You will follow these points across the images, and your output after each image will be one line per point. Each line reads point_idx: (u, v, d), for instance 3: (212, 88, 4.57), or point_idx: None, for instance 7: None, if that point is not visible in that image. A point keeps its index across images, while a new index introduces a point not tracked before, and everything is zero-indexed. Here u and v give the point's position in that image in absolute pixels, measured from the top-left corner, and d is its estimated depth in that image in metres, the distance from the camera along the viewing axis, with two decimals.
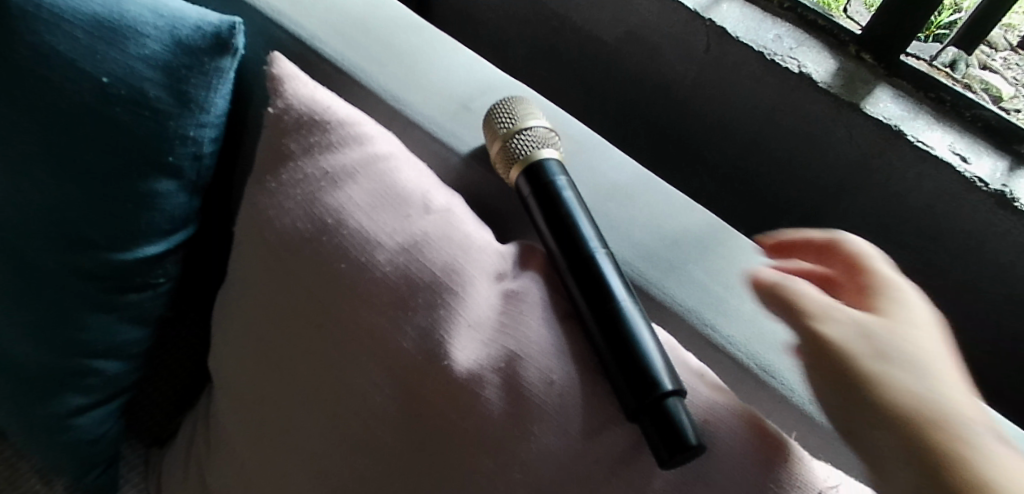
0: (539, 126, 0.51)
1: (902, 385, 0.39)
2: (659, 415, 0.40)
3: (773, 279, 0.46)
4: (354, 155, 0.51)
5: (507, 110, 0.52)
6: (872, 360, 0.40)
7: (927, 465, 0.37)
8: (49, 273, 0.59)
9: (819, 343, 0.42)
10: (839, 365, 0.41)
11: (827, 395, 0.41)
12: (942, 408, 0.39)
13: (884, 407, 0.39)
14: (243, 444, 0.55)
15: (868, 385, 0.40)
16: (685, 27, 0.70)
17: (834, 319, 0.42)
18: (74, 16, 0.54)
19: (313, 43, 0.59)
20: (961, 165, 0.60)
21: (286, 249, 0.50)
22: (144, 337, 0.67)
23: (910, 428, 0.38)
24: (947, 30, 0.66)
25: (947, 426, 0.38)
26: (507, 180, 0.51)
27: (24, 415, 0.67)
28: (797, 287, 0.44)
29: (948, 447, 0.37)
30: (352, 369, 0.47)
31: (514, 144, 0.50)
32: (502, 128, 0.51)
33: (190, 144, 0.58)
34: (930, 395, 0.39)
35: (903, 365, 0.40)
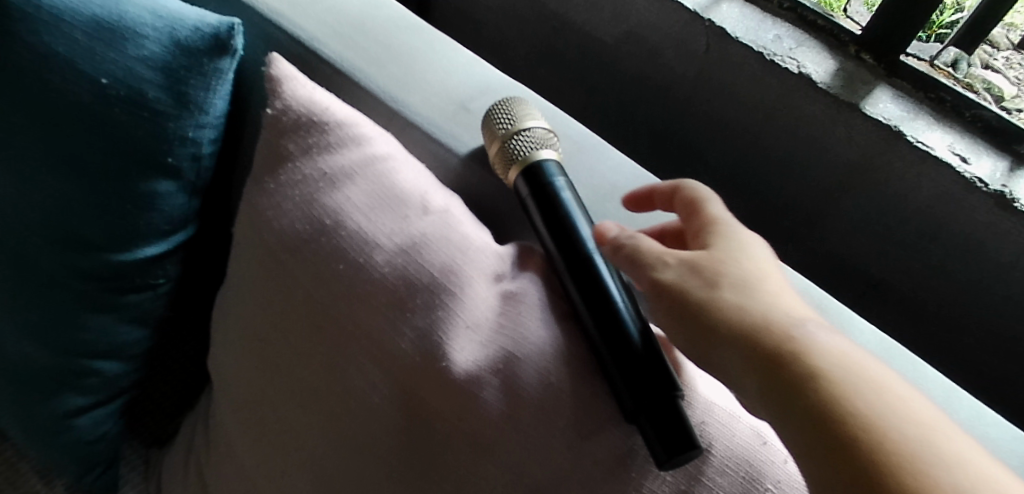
0: (537, 126, 0.51)
1: (733, 304, 0.39)
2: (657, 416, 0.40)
3: (612, 232, 0.44)
4: (352, 156, 0.51)
5: (505, 110, 0.52)
6: (714, 291, 0.39)
7: (771, 379, 0.36)
8: (49, 273, 0.59)
9: (661, 288, 0.40)
10: (684, 305, 0.39)
11: (676, 332, 0.40)
12: (772, 318, 0.38)
13: (721, 331, 0.38)
14: (242, 446, 0.55)
15: (703, 314, 0.39)
16: (685, 28, 0.70)
17: (669, 261, 0.41)
18: (73, 17, 0.54)
19: (312, 44, 0.59)
20: (961, 165, 0.60)
21: (284, 250, 0.50)
22: (144, 338, 0.67)
23: (757, 353, 0.37)
24: (949, 29, 0.66)
25: (780, 332, 0.37)
26: (506, 180, 0.51)
27: (25, 415, 0.67)
28: (625, 238, 0.43)
29: (784, 355, 0.36)
30: (348, 370, 0.47)
31: (511, 145, 0.50)
32: (501, 129, 0.51)
33: (189, 145, 0.58)
34: (761, 308, 0.38)
35: (732, 283, 0.40)
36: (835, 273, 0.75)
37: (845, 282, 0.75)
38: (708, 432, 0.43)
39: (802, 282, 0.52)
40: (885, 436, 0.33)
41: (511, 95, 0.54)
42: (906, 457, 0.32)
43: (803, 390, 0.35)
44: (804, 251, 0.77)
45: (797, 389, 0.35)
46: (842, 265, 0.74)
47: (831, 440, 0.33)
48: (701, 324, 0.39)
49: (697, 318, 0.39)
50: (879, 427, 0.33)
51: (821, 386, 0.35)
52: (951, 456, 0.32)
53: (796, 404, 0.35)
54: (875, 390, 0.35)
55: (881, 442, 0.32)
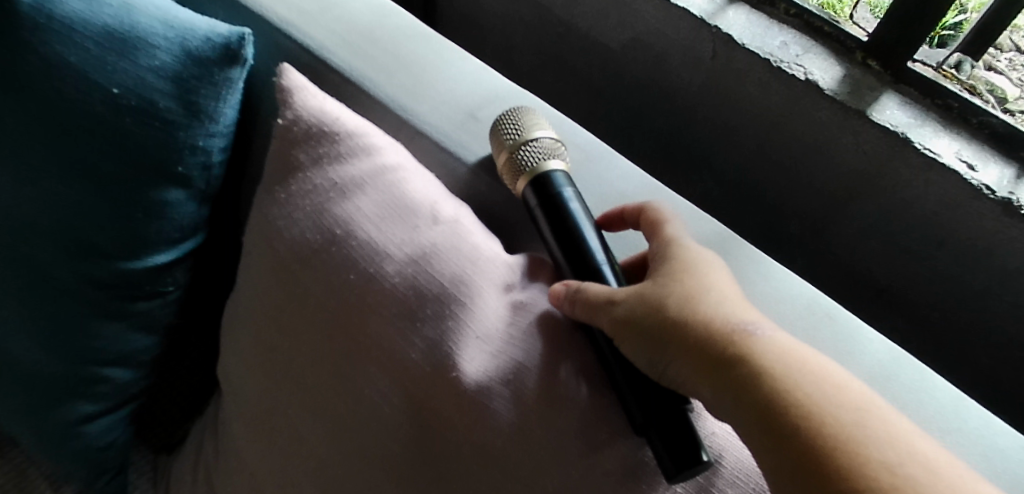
0: (545, 137, 0.51)
1: (678, 320, 0.40)
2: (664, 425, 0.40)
3: (561, 289, 0.45)
4: (363, 166, 0.51)
5: (513, 121, 0.52)
6: (665, 321, 0.40)
7: (721, 389, 0.38)
8: (61, 281, 0.60)
9: (621, 326, 0.42)
10: (645, 341, 0.41)
11: (636, 359, 0.42)
12: (714, 327, 0.39)
13: (671, 351, 0.40)
14: (252, 455, 0.55)
15: (657, 340, 0.40)
16: (691, 35, 0.70)
17: (620, 300, 0.42)
18: (85, 28, 0.55)
19: (321, 52, 0.59)
20: (967, 173, 0.60)
21: (295, 260, 0.50)
22: (153, 345, 0.67)
23: (715, 379, 0.38)
24: (953, 31, 0.66)
25: (721, 341, 0.38)
26: (514, 190, 0.51)
27: (35, 421, 0.68)
28: (573, 285, 0.44)
29: (727, 364, 0.38)
30: (358, 380, 0.47)
31: (520, 155, 0.50)
32: (509, 140, 0.51)
33: (199, 154, 0.58)
34: (703, 316, 0.40)
35: (675, 297, 0.41)
36: (842, 279, 0.75)
37: (852, 289, 0.75)
38: (716, 444, 0.43)
39: (811, 290, 0.52)
40: (837, 438, 0.34)
41: (519, 105, 0.54)
42: (845, 444, 0.34)
43: (749, 395, 0.37)
44: (811, 257, 0.77)
45: (743, 395, 0.37)
46: (849, 271, 0.74)
47: (794, 455, 0.35)
48: (656, 348, 0.40)
49: (651, 343, 0.40)
50: (820, 417, 0.35)
51: (764, 388, 0.36)
52: (886, 434, 0.35)
53: (758, 425, 0.36)
54: (812, 380, 0.37)
55: (821, 433, 0.35)
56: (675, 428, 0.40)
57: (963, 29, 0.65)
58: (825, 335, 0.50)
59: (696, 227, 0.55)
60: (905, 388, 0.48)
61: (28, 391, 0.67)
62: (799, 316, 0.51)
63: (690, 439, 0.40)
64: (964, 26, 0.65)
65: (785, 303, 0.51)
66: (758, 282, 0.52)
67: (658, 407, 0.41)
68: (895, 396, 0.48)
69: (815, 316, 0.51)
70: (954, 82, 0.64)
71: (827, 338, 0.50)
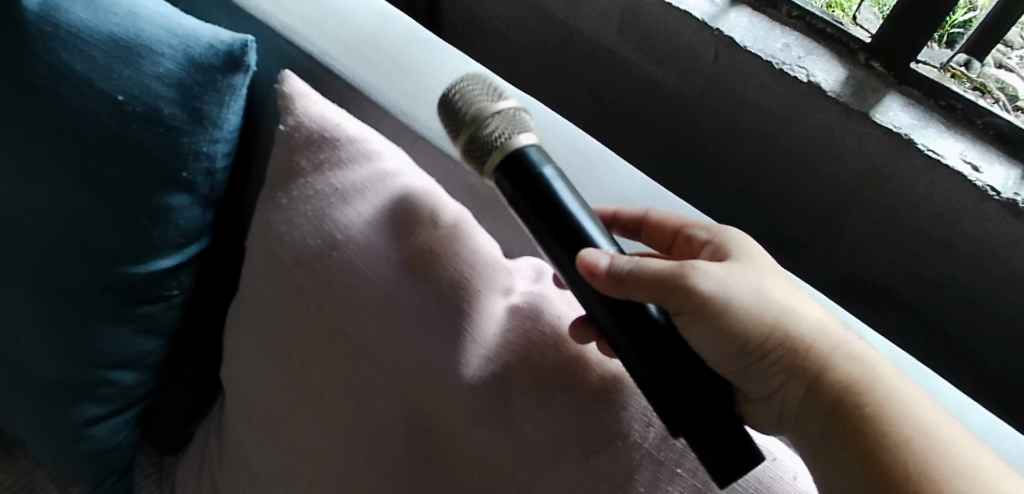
0: (513, 109, 0.43)
1: (779, 311, 0.40)
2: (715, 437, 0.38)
3: (602, 260, 0.37)
4: (363, 172, 0.52)
5: (473, 95, 0.45)
6: (768, 311, 0.40)
7: (820, 386, 0.39)
8: (69, 286, 0.61)
9: (709, 304, 0.39)
10: (743, 327, 0.39)
11: (710, 347, 0.40)
12: (818, 330, 0.40)
13: (769, 343, 0.40)
14: (254, 451, 0.56)
15: (751, 329, 0.40)
16: (693, 38, 0.70)
17: (709, 277, 0.39)
18: (91, 36, 0.56)
19: (324, 59, 0.60)
20: (972, 174, 0.59)
21: (298, 264, 0.51)
22: (158, 348, 0.68)
23: (820, 379, 0.39)
24: (962, 28, 0.66)
25: (824, 340, 0.40)
26: (483, 175, 0.43)
27: (43, 422, 0.69)
28: (624, 258, 0.37)
29: (829, 361, 0.39)
30: (404, 378, 0.47)
31: (488, 131, 0.42)
32: (467, 120, 0.43)
33: (203, 160, 0.59)
34: (801, 312, 0.41)
35: (779, 292, 0.41)
36: (848, 280, 0.75)
37: (857, 291, 0.75)
38: None
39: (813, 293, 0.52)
40: (954, 457, 0.36)
41: (475, 76, 0.47)
42: (962, 453, 0.36)
43: (855, 394, 0.38)
44: (814, 260, 0.77)
45: (848, 394, 0.38)
46: (853, 272, 0.74)
47: (909, 464, 0.35)
48: (750, 336, 0.40)
49: (746, 331, 0.39)
50: (935, 433, 0.36)
51: (872, 389, 0.38)
52: (990, 457, 0.36)
53: (868, 431, 0.37)
54: (919, 396, 0.38)
55: (934, 439, 0.36)
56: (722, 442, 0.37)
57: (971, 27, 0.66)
58: None
59: None
60: None
61: (36, 394, 0.68)
62: None
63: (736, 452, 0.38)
64: (973, 23, 0.66)
65: None
66: None
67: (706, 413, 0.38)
68: None
69: None
70: (964, 81, 0.64)
71: None
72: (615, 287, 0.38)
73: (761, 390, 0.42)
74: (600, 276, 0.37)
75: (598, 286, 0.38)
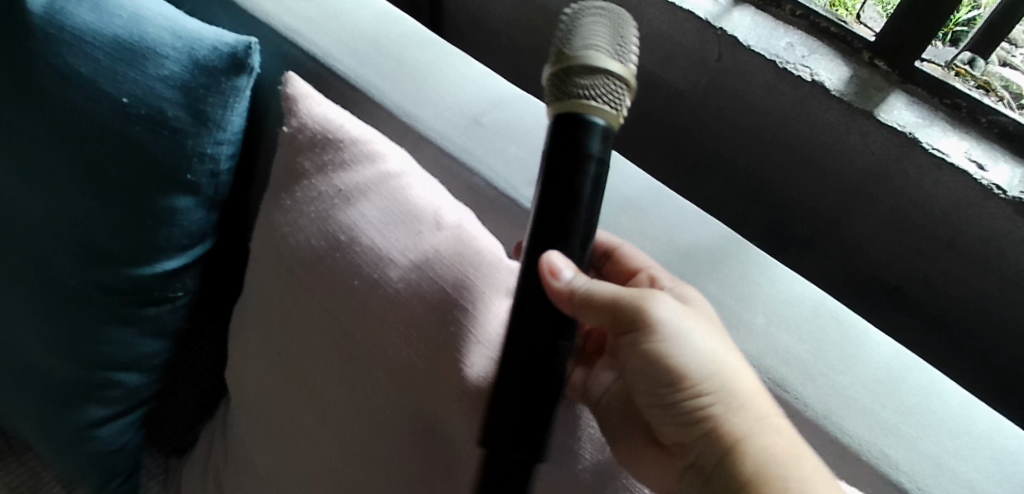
0: (628, 79, 0.39)
1: (716, 367, 0.42)
2: (516, 472, 0.38)
3: (565, 271, 0.38)
4: (366, 173, 0.52)
5: (610, 38, 0.40)
6: (708, 366, 0.42)
7: (731, 451, 0.41)
8: (75, 288, 0.61)
9: (653, 333, 0.43)
10: (677, 369, 0.42)
11: (644, 375, 0.44)
12: (752, 396, 0.42)
13: (699, 393, 0.42)
14: (262, 452, 0.57)
15: (684, 372, 0.42)
16: (696, 37, 0.70)
17: (665, 312, 0.43)
18: (95, 39, 0.56)
19: (327, 60, 0.60)
20: (977, 173, 0.59)
21: (303, 265, 0.51)
22: (164, 349, 0.68)
23: (737, 445, 0.41)
24: (966, 27, 0.64)
25: (754, 407, 0.42)
26: (551, 100, 0.39)
27: (49, 424, 0.69)
28: (581, 278, 0.38)
29: (748, 429, 0.41)
30: (393, 389, 0.47)
31: (598, 84, 0.38)
32: (598, 59, 0.38)
33: (207, 162, 0.59)
34: (741, 373, 0.43)
35: (728, 352, 0.43)
36: (852, 280, 0.75)
37: (861, 290, 0.75)
38: None
39: (819, 294, 0.52)
40: None
41: (624, 19, 0.42)
42: None
43: (765, 468, 0.40)
44: (818, 259, 0.77)
45: (756, 463, 0.40)
46: (858, 272, 0.74)
47: None
48: (680, 380, 0.42)
49: (680, 372, 0.42)
50: None
51: (780, 468, 0.40)
52: None
53: None
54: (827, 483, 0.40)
55: None
56: (517, 478, 0.38)
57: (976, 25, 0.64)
58: (834, 341, 0.50)
59: (699, 231, 0.55)
60: (913, 391, 0.48)
61: (43, 396, 0.68)
62: (805, 319, 0.50)
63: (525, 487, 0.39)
64: (978, 21, 0.64)
65: (792, 305, 0.51)
66: (763, 285, 0.52)
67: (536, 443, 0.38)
68: (908, 401, 0.47)
69: (822, 320, 0.50)
70: (968, 78, 0.63)
71: (833, 340, 0.50)
72: (567, 304, 0.38)
73: (680, 436, 0.45)
74: (556, 285, 0.38)
75: (550, 295, 0.38)
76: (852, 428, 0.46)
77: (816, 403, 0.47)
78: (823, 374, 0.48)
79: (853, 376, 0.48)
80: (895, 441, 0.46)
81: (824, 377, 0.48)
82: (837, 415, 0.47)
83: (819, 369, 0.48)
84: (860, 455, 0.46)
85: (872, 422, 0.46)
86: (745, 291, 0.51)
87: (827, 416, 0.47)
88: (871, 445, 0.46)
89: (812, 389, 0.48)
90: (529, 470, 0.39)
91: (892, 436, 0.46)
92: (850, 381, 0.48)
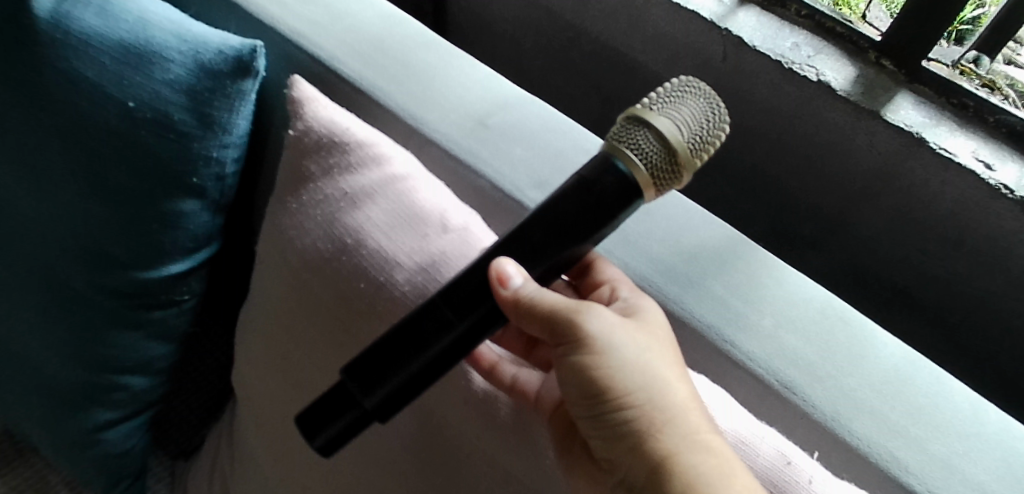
0: (686, 162, 0.36)
1: (646, 379, 0.41)
2: (351, 417, 0.40)
3: (515, 279, 0.37)
4: (372, 176, 0.52)
5: (703, 132, 0.38)
6: (637, 377, 0.41)
7: (661, 466, 0.39)
8: (82, 291, 0.61)
9: (586, 345, 0.41)
10: (607, 380, 0.41)
11: (574, 387, 0.42)
12: (683, 408, 0.41)
13: (627, 405, 0.40)
14: (270, 453, 0.58)
15: (611, 384, 0.41)
16: (701, 38, 0.70)
17: (599, 323, 0.41)
18: (101, 43, 0.56)
19: (333, 64, 0.60)
20: (985, 172, 0.58)
21: (308, 267, 0.51)
22: (171, 353, 0.68)
23: (664, 460, 0.39)
24: (971, 25, 0.63)
25: (682, 422, 0.40)
26: (618, 137, 0.37)
27: (56, 427, 0.69)
28: (534, 286, 0.38)
29: (675, 444, 0.39)
30: None
31: (659, 156, 0.36)
32: (682, 142, 0.36)
33: (213, 166, 0.59)
34: (674, 385, 0.41)
35: (661, 363, 0.42)
36: (859, 280, 0.74)
37: (868, 291, 0.75)
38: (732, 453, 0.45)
39: (827, 295, 0.52)
40: None
41: (723, 108, 0.39)
42: None
43: (692, 487, 0.38)
44: (824, 260, 0.76)
45: (684, 482, 0.39)
46: (865, 272, 0.73)
47: None
48: (606, 393, 0.41)
49: (605, 386, 0.41)
50: None
51: (708, 486, 0.38)
52: None
53: None
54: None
55: None
56: (347, 419, 0.40)
57: (981, 24, 0.63)
58: (843, 343, 0.49)
59: (707, 233, 0.54)
60: (921, 391, 0.47)
61: (49, 399, 0.68)
62: (812, 320, 0.50)
63: (350, 429, 0.41)
64: (983, 20, 0.63)
65: (799, 306, 0.51)
66: (770, 286, 0.52)
67: (390, 406, 0.40)
68: (916, 403, 0.47)
69: (829, 321, 0.50)
70: (973, 77, 0.62)
71: (841, 342, 0.49)
72: (506, 307, 0.38)
73: (606, 452, 0.43)
74: (504, 293, 0.37)
75: (499, 302, 0.38)
76: (861, 430, 0.46)
77: (824, 405, 0.47)
78: (831, 375, 0.48)
79: (860, 378, 0.48)
80: (904, 443, 0.45)
81: (832, 379, 0.48)
82: (845, 417, 0.46)
83: (827, 371, 0.48)
84: (868, 457, 0.45)
85: (881, 424, 0.46)
86: (754, 292, 0.51)
87: (835, 417, 0.47)
88: (879, 446, 0.45)
89: (820, 390, 0.47)
90: (363, 421, 0.41)
91: (902, 438, 0.46)
92: (857, 383, 0.48)
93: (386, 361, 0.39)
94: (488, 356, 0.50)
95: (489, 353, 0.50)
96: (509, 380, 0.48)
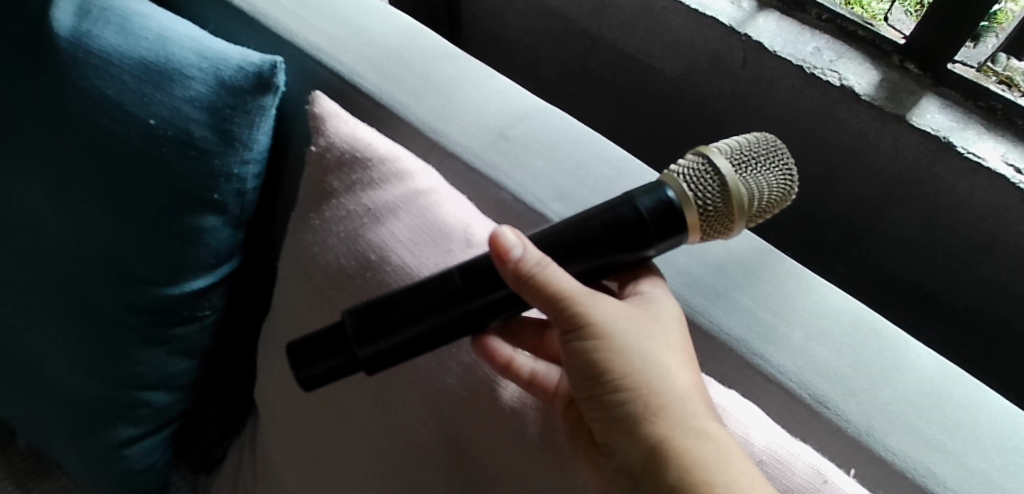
0: (732, 180, 0.37)
1: (647, 364, 0.38)
2: (340, 360, 0.38)
3: (516, 249, 0.35)
4: (395, 191, 0.51)
5: (763, 179, 0.39)
6: (640, 362, 0.38)
7: (658, 452, 0.37)
8: (105, 309, 0.62)
9: (587, 328, 0.37)
10: (608, 364, 0.38)
11: (575, 367, 0.39)
12: (684, 394, 0.38)
13: (627, 391, 0.38)
14: (297, 465, 0.58)
15: (611, 367, 0.38)
16: (720, 43, 0.69)
17: (603, 305, 0.38)
18: (122, 61, 0.57)
19: (351, 77, 0.60)
20: (1014, 177, 0.57)
21: (331, 283, 0.51)
22: (192, 368, 0.68)
23: (662, 446, 0.37)
24: (988, 22, 0.59)
25: (681, 407, 0.38)
26: (682, 165, 0.38)
27: (79, 444, 0.69)
28: (538, 256, 0.35)
29: (674, 430, 0.37)
30: (431, 401, 0.49)
31: (711, 186, 0.36)
32: (739, 180, 0.37)
33: (233, 181, 0.59)
34: (675, 373, 0.39)
35: (664, 348, 0.39)
36: (884, 286, 0.73)
37: (894, 297, 0.73)
38: (767, 471, 0.44)
39: (857, 306, 0.51)
40: None
41: (789, 163, 0.40)
42: None
43: (688, 473, 0.37)
44: (849, 266, 0.75)
45: (679, 467, 0.37)
46: (890, 278, 0.72)
47: None
48: (606, 376, 0.38)
49: (604, 369, 0.38)
50: None
51: (706, 472, 0.36)
52: None
53: None
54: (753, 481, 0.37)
55: None
56: (335, 362, 0.38)
57: (999, 20, 0.59)
58: (875, 355, 0.48)
59: (736, 244, 0.54)
60: (957, 405, 0.46)
61: (72, 416, 0.68)
62: (841, 331, 0.49)
63: (336, 371, 0.39)
64: (1000, 16, 0.59)
65: (829, 318, 0.50)
66: (801, 296, 0.51)
67: (382, 361, 0.38)
68: (950, 416, 0.46)
69: (860, 332, 0.49)
70: (990, 75, 0.60)
71: (873, 354, 0.48)
72: (507, 276, 0.35)
73: (604, 436, 0.40)
74: (506, 265, 0.35)
75: (503, 274, 0.35)
76: (896, 444, 0.45)
77: (858, 420, 0.46)
78: (864, 388, 0.47)
79: (893, 390, 0.47)
80: (941, 457, 0.44)
81: (865, 392, 0.47)
82: (880, 432, 0.45)
83: (860, 383, 0.47)
84: (903, 473, 0.44)
85: (916, 437, 0.45)
86: (783, 302, 0.50)
87: (870, 432, 0.45)
88: (914, 461, 0.44)
89: (854, 405, 0.46)
90: (349, 368, 0.39)
91: (938, 452, 0.44)
92: (892, 396, 0.46)
93: (390, 315, 0.37)
94: (504, 350, 0.46)
95: (505, 346, 0.46)
96: (527, 374, 0.46)
